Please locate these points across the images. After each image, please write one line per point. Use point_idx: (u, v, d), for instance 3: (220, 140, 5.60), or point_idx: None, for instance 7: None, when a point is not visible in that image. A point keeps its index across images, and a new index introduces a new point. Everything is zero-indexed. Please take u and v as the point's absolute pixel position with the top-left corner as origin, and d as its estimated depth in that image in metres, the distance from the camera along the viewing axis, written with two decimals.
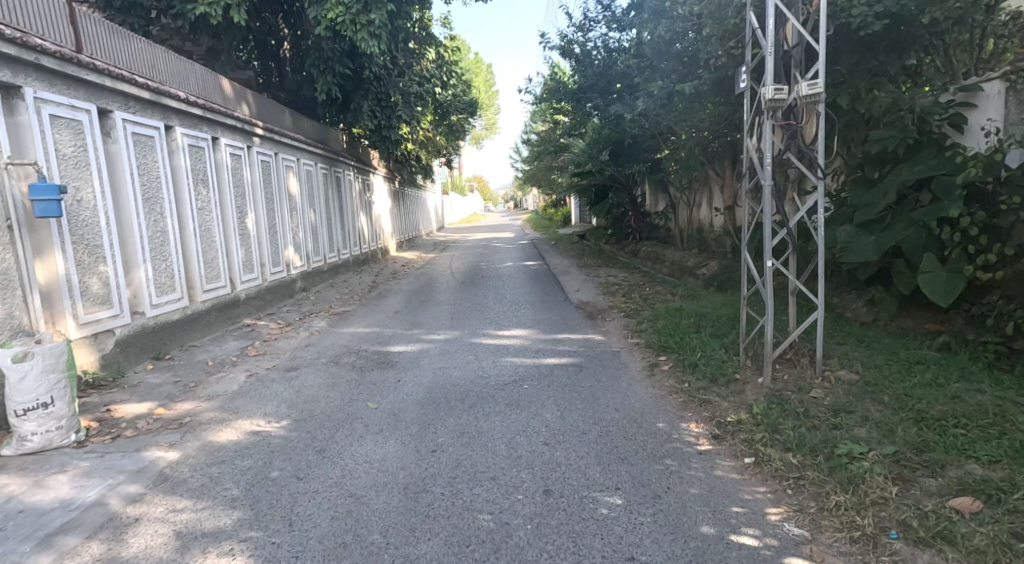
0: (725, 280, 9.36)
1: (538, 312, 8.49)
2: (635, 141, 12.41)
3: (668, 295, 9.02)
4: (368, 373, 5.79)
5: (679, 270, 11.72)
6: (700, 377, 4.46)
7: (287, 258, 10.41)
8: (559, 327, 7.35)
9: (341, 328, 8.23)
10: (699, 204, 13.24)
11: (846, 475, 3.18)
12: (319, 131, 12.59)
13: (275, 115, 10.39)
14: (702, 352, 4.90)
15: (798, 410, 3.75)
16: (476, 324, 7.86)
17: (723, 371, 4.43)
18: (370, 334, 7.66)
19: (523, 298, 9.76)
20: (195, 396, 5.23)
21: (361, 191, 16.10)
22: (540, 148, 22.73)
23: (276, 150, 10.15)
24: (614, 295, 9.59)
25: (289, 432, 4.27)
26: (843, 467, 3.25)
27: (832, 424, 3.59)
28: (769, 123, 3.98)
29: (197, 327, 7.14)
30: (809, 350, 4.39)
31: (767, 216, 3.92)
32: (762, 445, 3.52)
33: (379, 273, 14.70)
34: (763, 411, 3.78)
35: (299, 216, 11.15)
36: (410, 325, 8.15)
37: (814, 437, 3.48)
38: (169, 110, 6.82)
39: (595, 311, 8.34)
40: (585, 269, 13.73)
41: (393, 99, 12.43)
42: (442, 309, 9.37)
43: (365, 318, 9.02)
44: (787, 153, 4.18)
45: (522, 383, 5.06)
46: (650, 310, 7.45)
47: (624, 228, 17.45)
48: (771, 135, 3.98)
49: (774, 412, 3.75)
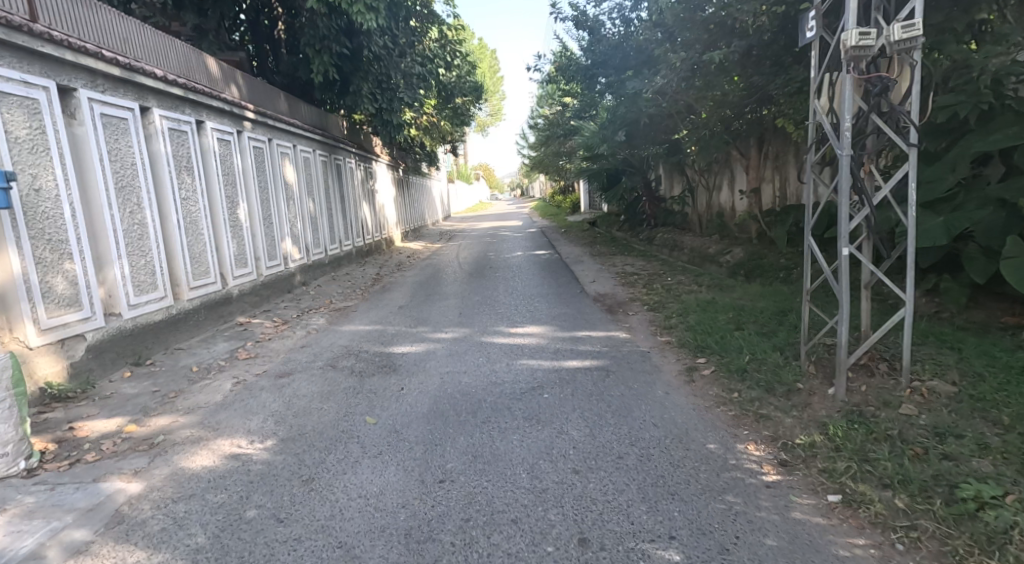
0: (754, 268, 8.71)
1: (552, 306, 7.85)
2: (651, 121, 11.73)
3: (693, 285, 8.37)
4: (368, 378, 5.19)
5: (700, 257, 11.06)
6: (754, 386, 3.82)
7: (284, 251, 9.83)
8: (578, 323, 6.71)
9: (341, 325, 7.64)
10: (719, 187, 12.58)
11: (982, 529, 2.54)
12: (317, 116, 11.96)
13: (268, 98, 9.76)
14: (751, 355, 4.26)
15: (892, 433, 3.13)
16: (487, 320, 7.23)
17: (782, 379, 3.80)
18: (371, 333, 7.05)
19: (536, 290, 9.11)
20: (173, 409, 4.62)
21: (363, 179, 15.48)
22: (548, 132, 22.06)
23: (270, 135, 9.52)
24: (634, 286, 8.94)
25: (273, 456, 3.66)
26: (974, 516, 2.60)
27: (942, 454, 2.97)
28: (849, 75, 3.39)
29: (185, 328, 6.55)
30: (884, 355, 3.77)
31: (846, 196, 3.40)
32: (851, 479, 2.90)
33: (384, 265, 14.11)
34: (846, 434, 3.17)
35: (297, 206, 10.54)
36: (416, 321, 7.54)
37: (922, 472, 2.86)
38: (145, 89, 6.20)
39: (615, 304, 7.69)
40: (599, 257, 13.08)
41: (394, 81, 11.82)
42: (449, 303, 8.77)
43: (367, 314, 8.43)
44: (873, 115, 3.56)
45: (542, 391, 4.44)
46: (678, 304, 6.81)
47: (637, 214, 16.81)
48: (851, 90, 3.40)
49: (861, 436, 3.14)
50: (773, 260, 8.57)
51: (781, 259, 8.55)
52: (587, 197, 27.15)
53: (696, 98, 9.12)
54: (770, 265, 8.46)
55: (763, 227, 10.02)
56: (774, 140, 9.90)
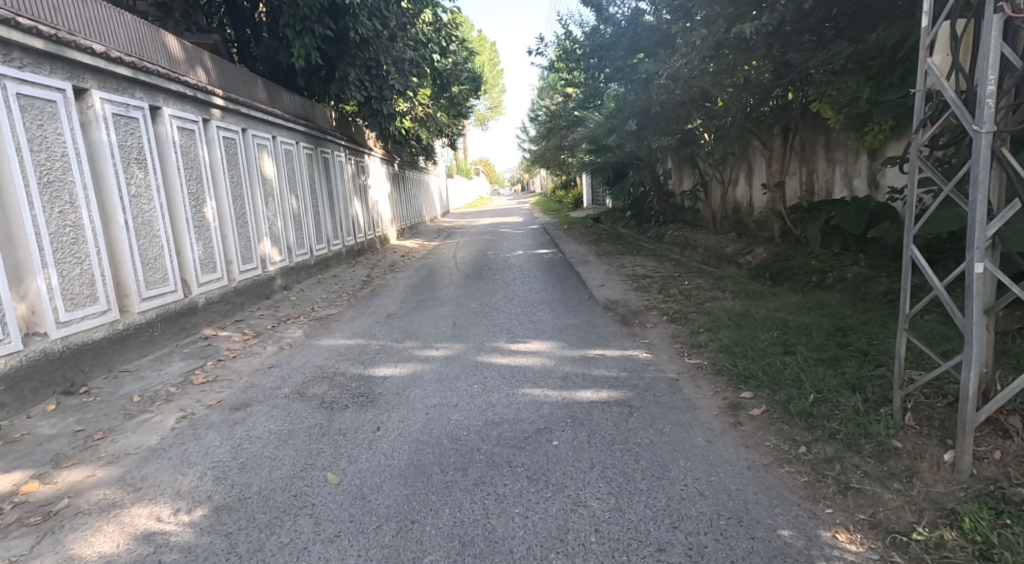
0: (782, 272, 7.83)
1: (559, 315, 6.93)
2: (664, 109, 10.81)
3: (714, 292, 7.49)
4: (338, 414, 4.29)
5: (717, 257, 10.19)
6: (830, 441, 3.06)
7: (261, 252, 8.94)
8: (589, 337, 5.81)
9: (319, 339, 6.74)
10: (736, 181, 11.73)
11: None
12: (300, 105, 11.04)
13: (243, 84, 8.83)
14: (818, 392, 3.43)
15: None
16: (484, 333, 6.32)
17: (868, 432, 3.04)
18: (352, 350, 6.15)
19: (540, 296, 8.20)
20: (94, 456, 3.74)
21: (354, 174, 14.55)
22: (551, 124, 21.13)
23: (243, 124, 8.61)
24: (649, 291, 8.04)
25: (197, 537, 2.84)
26: None
27: None
28: (995, 22, 2.78)
29: (135, 345, 5.71)
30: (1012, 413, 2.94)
31: (983, 191, 2.84)
32: None
33: (375, 266, 13.22)
34: (996, 537, 2.43)
35: (278, 203, 9.66)
36: (404, 335, 6.64)
37: None
38: (80, 67, 5.31)
39: (630, 314, 6.78)
40: (605, 257, 12.17)
41: (384, 67, 10.97)
42: (443, 311, 7.87)
43: (350, 324, 7.54)
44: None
45: (550, 436, 3.54)
46: (704, 316, 5.92)
47: (645, 210, 15.90)
48: (997, 42, 2.80)
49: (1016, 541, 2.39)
50: (804, 263, 7.67)
51: (812, 260, 7.67)
52: (588, 190, 26.49)
53: (716, 82, 8.21)
54: (802, 269, 7.57)
55: (788, 225, 9.15)
56: (801, 128, 9.00)
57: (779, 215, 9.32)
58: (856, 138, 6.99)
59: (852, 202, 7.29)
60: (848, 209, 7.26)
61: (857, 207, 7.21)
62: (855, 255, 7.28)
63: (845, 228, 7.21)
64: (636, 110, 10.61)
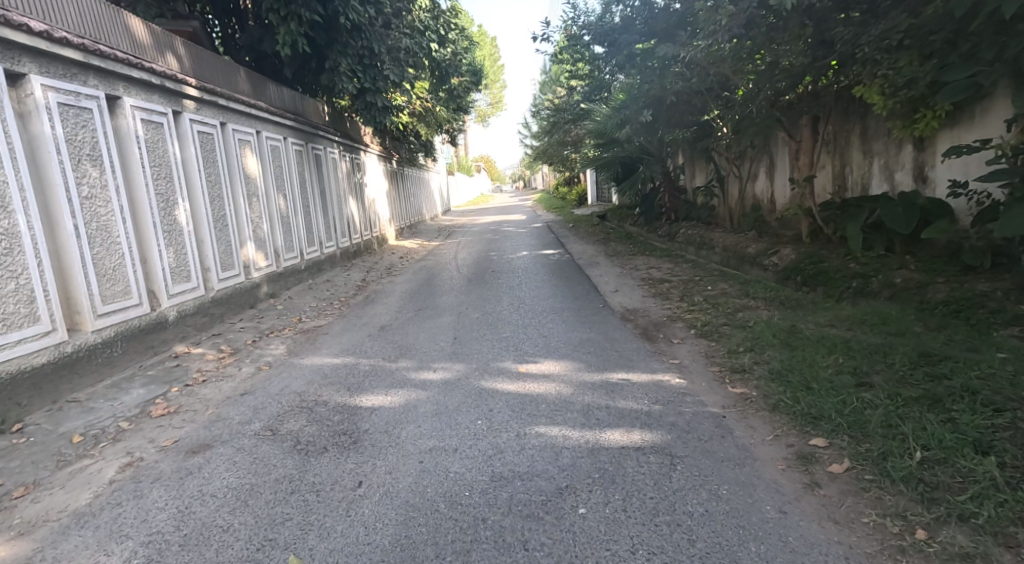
0: (817, 275, 7.14)
1: (572, 328, 6.19)
2: (678, 98, 10.04)
3: (743, 299, 6.79)
4: (313, 462, 3.56)
5: (739, 258, 9.45)
6: (969, 527, 2.55)
7: (245, 257, 8.23)
8: (609, 357, 5.06)
9: (302, 357, 6.01)
10: (756, 175, 10.98)
11: None
12: (288, 97, 10.31)
13: (222, 74, 8.09)
14: (927, 453, 2.88)
15: None
16: (488, 351, 5.59)
17: (1013, 515, 2.53)
18: (338, 372, 5.42)
19: (549, 305, 7.44)
20: (7, 524, 3.05)
21: (348, 171, 13.81)
22: (554, 119, 20.39)
23: (222, 118, 7.87)
24: (668, 298, 7.30)
25: None
26: None
27: None
28: None
29: (90, 370, 4.99)
30: None
31: None
32: None
33: (372, 268, 12.48)
34: None
35: (263, 204, 8.95)
36: (397, 352, 5.90)
37: None
38: (15, 49, 4.60)
39: (652, 327, 6.03)
40: (616, 258, 11.43)
41: (379, 57, 10.26)
42: (442, 322, 7.13)
43: (339, 337, 6.83)
44: None
45: (575, 503, 2.85)
46: (742, 331, 5.19)
47: (656, 207, 15.15)
48: None
49: None
50: (843, 265, 6.93)
51: (852, 263, 6.94)
52: (593, 186, 25.70)
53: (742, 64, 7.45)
54: (840, 272, 6.86)
55: (818, 223, 8.39)
56: (832, 119, 8.25)
57: (808, 213, 8.57)
58: (903, 128, 6.25)
59: (899, 198, 6.59)
60: (893, 204, 6.56)
61: (905, 204, 6.51)
62: (902, 258, 6.54)
63: (892, 226, 6.48)
64: (649, 101, 9.86)
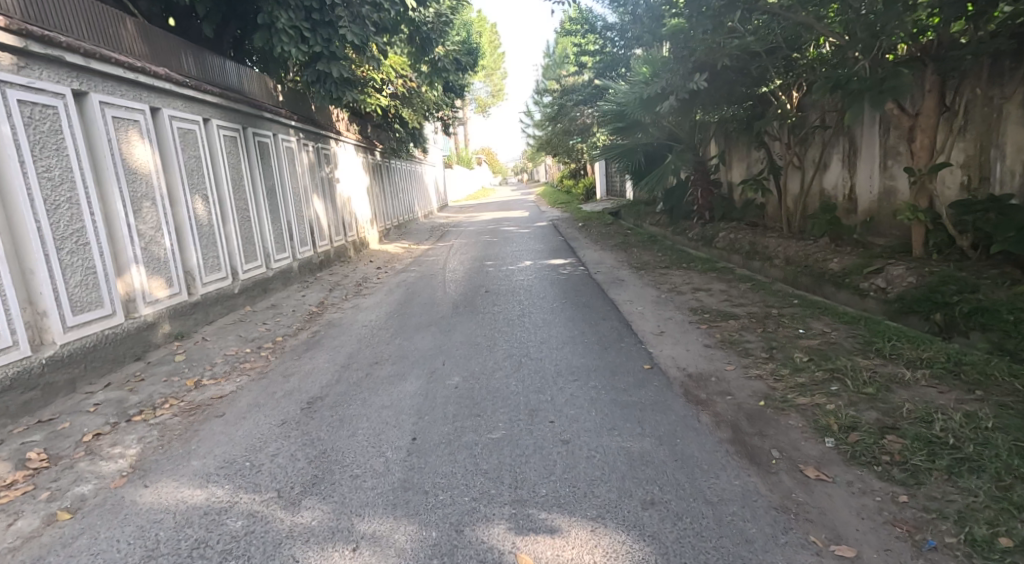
0: (980, 316, 4.66)
1: (610, 426, 3.65)
2: (732, 60, 7.49)
3: (874, 362, 4.30)
4: None
5: (820, 276, 6.93)
6: None
7: (124, 288, 5.72)
8: (693, 530, 2.65)
9: (146, 482, 3.46)
10: (827, 163, 8.39)
11: None
12: (210, 64, 7.76)
13: (89, 20, 5.59)
14: None
15: None
16: (461, 489, 3.06)
17: None
18: (180, 535, 2.92)
19: (565, 363, 4.90)
20: None
21: (312, 164, 11.26)
22: (559, 102, 17.87)
23: (80, 82, 5.35)
24: (746, 352, 4.82)
25: None
26: None
27: None
28: None
29: None
30: None
31: None
32: None
33: (337, 285, 9.92)
34: None
35: (163, 208, 6.38)
36: (308, 478, 3.35)
37: None
38: None
39: (747, 426, 3.52)
40: (646, 273, 8.89)
41: (331, 8, 7.75)
42: (402, 394, 4.57)
43: (237, 425, 4.30)
44: None
45: None
46: (963, 472, 2.84)
47: (686, 205, 12.53)
48: None
49: None
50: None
51: None
52: (604, 179, 23.02)
53: None
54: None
55: (949, 231, 5.82)
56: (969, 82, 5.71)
57: (930, 217, 6.00)
58: None
59: None
60: None
61: None
62: None
63: None
64: (696, 64, 7.28)
